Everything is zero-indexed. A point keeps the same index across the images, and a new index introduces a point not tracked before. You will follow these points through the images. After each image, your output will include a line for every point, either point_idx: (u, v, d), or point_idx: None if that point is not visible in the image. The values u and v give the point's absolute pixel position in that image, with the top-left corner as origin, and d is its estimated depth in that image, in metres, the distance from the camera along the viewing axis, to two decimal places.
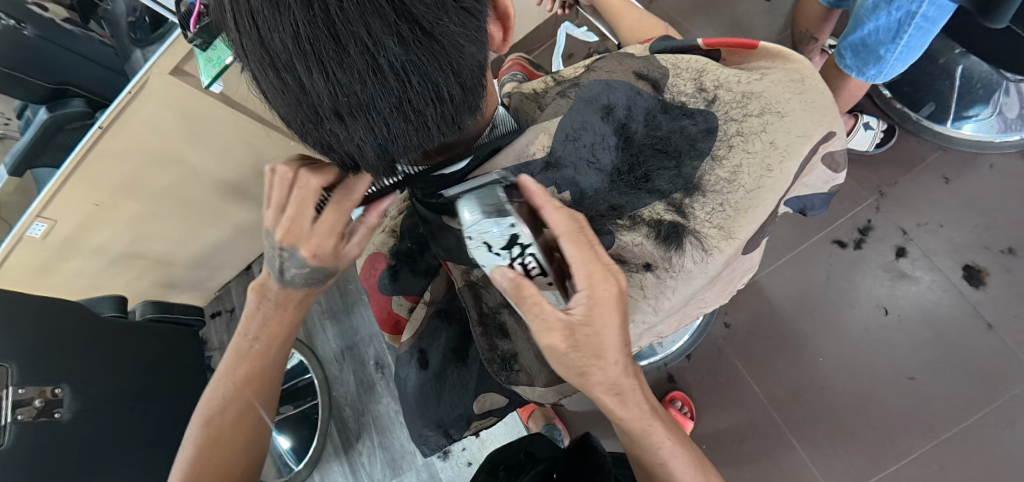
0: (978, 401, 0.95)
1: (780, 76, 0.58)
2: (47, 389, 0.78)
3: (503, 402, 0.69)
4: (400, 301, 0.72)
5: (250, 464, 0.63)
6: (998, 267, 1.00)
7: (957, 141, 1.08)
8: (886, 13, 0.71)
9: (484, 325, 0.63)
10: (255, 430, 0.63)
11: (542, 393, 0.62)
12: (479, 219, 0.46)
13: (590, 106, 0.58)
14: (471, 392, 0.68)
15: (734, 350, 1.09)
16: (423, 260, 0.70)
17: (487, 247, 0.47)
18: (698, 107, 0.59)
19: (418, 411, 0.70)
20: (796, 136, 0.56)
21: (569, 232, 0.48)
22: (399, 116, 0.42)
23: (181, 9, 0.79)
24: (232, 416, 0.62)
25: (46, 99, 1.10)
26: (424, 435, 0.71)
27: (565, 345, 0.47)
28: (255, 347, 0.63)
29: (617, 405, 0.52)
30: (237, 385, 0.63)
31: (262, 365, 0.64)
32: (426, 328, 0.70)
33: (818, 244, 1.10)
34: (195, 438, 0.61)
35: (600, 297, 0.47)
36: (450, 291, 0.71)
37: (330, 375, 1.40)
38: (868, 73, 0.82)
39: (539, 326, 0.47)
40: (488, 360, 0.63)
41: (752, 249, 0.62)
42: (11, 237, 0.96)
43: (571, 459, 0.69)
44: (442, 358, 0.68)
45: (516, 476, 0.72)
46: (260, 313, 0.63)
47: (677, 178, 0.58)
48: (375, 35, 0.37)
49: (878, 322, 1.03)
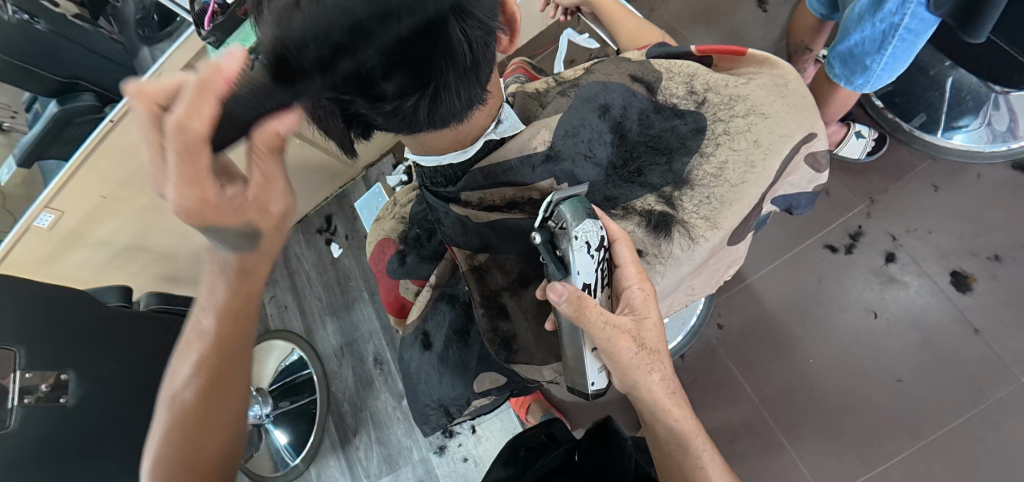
0: (964, 404, 0.97)
1: (766, 81, 0.61)
2: (52, 375, 0.80)
3: (502, 381, 0.72)
4: (408, 285, 0.76)
5: (223, 448, 0.56)
6: (985, 273, 1.03)
7: (947, 151, 1.11)
8: (870, 24, 0.75)
9: (487, 307, 0.65)
10: (227, 413, 0.54)
11: (539, 371, 0.67)
12: (587, 222, 0.51)
13: (588, 104, 0.60)
14: (472, 371, 0.70)
15: (727, 351, 1.12)
16: (429, 245, 0.74)
17: (591, 246, 0.51)
18: (689, 109, 0.62)
19: (420, 390, 0.72)
20: (778, 136, 0.59)
21: (623, 236, 0.57)
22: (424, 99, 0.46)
23: (196, 8, 0.84)
24: (198, 402, 0.52)
25: (56, 92, 1.12)
26: (425, 414, 0.74)
27: (637, 345, 0.54)
28: (208, 326, 0.50)
29: (674, 407, 0.59)
30: (195, 368, 0.51)
31: (223, 344, 0.51)
32: (432, 309, 0.71)
33: (810, 248, 1.13)
34: (163, 425, 0.53)
35: (644, 294, 0.56)
36: (454, 274, 0.72)
37: (330, 370, 1.42)
38: (856, 83, 0.85)
39: (613, 331, 0.52)
40: (489, 341, 0.66)
41: (737, 242, 0.65)
42: (18, 228, 0.99)
43: (592, 442, 0.74)
44: (446, 338, 0.70)
45: (538, 456, 0.75)
46: (210, 282, 0.49)
47: (668, 173, 0.61)
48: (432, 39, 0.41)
49: (867, 326, 1.05)
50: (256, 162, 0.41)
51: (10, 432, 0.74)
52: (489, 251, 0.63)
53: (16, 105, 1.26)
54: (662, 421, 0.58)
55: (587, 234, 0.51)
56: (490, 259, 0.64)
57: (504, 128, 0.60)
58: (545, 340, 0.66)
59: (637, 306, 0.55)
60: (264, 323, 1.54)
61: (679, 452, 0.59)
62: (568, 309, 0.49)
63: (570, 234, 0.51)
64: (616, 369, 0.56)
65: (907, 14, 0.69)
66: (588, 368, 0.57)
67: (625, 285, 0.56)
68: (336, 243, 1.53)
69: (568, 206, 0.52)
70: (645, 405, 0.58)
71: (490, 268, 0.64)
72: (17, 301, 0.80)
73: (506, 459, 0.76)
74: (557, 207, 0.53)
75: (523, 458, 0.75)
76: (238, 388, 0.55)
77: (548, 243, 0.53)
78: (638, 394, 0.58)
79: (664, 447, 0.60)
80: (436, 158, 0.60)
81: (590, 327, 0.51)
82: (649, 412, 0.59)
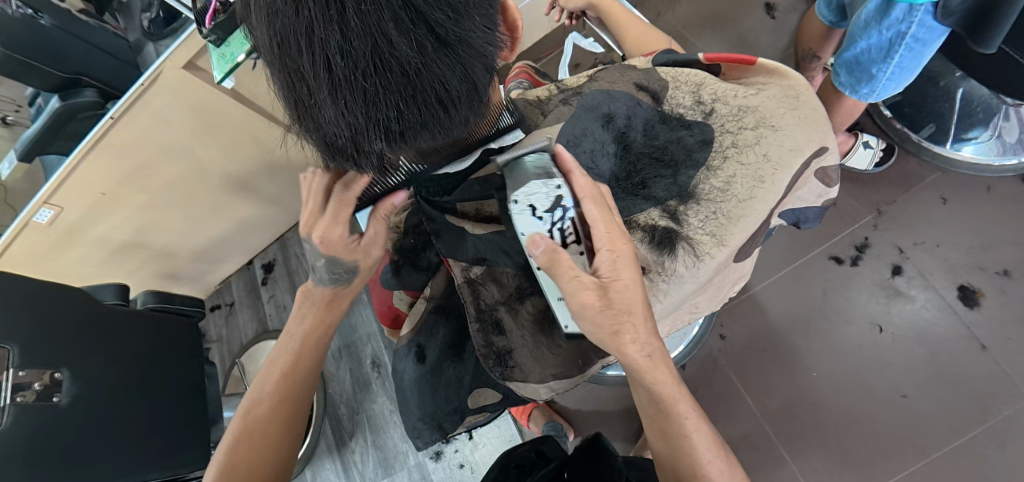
0: (969, 422, 0.95)
1: (776, 91, 0.60)
2: (46, 373, 0.80)
3: (497, 398, 0.71)
4: (401, 295, 0.73)
5: (282, 463, 0.64)
6: (994, 288, 1.01)
7: (957, 163, 1.10)
8: (877, 32, 0.73)
9: (481, 321, 0.63)
10: (290, 428, 0.66)
11: (535, 389, 0.65)
12: (530, 184, 0.52)
13: (590, 114, 0.59)
14: (466, 387, 0.70)
15: (729, 362, 1.10)
16: (424, 256, 0.70)
17: (536, 209, 0.52)
18: (696, 119, 0.61)
19: (413, 404, 0.71)
20: (788, 150, 0.57)
21: (592, 195, 0.52)
22: (391, 102, 0.40)
23: (198, 5, 0.84)
24: (269, 413, 0.65)
25: (58, 87, 1.10)
26: (418, 428, 0.72)
27: (601, 303, 0.51)
28: (292, 345, 0.68)
29: (651, 368, 0.55)
30: (275, 384, 0.66)
31: (298, 362, 0.67)
32: (424, 323, 0.70)
33: (816, 259, 1.11)
34: (233, 441, 0.63)
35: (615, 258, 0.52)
36: (449, 286, 0.70)
37: (327, 372, 1.41)
38: (861, 92, 0.83)
39: (576, 283, 0.51)
40: (484, 357, 0.64)
41: (743, 258, 0.64)
42: (17, 222, 0.98)
43: (581, 456, 0.72)
44: (439, 353, 0.69)
45: (528, 475, 0.75)
46: (302, 311, 0.69)
47: (673, 186, 0.60)
48: (382, 19, 0.36)
49: (872, 340, 1.04)
50: (373, 224, 0.63)
51: (4, 429, 0.72)
52: (484, 264, 0.63)
53: (19, 99, 1.26)
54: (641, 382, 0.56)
55: (531, 197, 0.52)
56: (484, 272, 0.63)
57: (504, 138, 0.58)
58: (541, 355, 0.64)
59: (606, 266, 0.52)
60: (262, 323, 1.53)
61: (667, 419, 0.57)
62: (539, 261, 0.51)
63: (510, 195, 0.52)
64: (590, 327, 0.53)
65: (914, 22, 0.68)
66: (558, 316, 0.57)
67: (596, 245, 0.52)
68: None
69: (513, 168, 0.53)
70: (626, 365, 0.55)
71: (485, 282, 0.63)
72: (9, 298, 0.79)
73: (498, 476, 0.76)
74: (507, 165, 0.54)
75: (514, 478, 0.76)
76: (299, 407, 0.67)
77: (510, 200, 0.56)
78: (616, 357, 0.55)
79: (649, 412, 0.58)
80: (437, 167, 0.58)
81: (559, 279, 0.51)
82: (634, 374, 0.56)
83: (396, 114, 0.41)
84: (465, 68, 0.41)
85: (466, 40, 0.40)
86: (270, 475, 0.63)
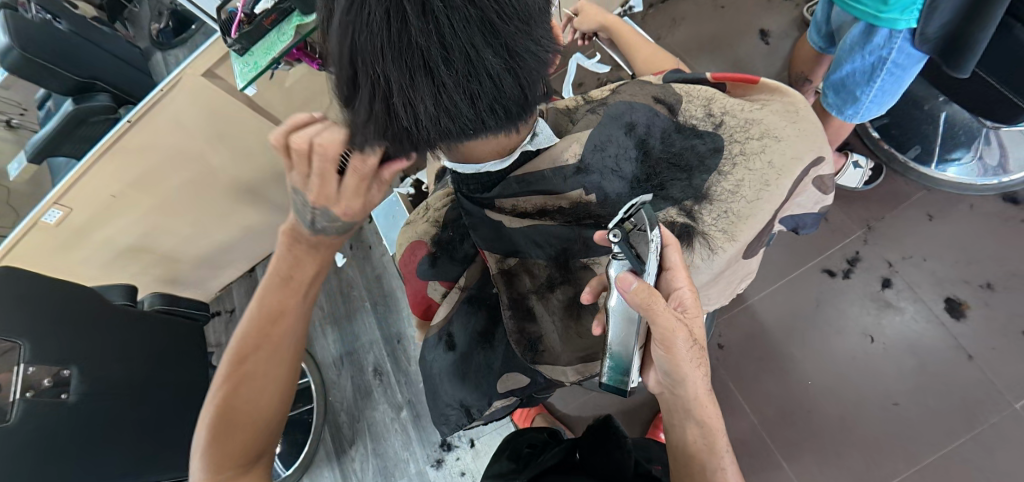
0: (958, 429, 0.99)
1: (778, 107, 0.65)
2: (55, 370, 0.81)
3: (525, 382, 0.73)
4: (436, 285, 0.75)
5: (276, 406, 0.60)
6: (978, 301, 1.06)
7: (942, 183, 1.15)
8: (860, 56, 0.79)
9: (514, 309, 0.68)
10: (286, 369, 0.61)
11: (563, 371, 0.70)
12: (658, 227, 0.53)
13: (614, 122, 0.63)
14: (495, 371, 0.72)
15: (725, 370, 1.14)
16: (461, 248, 0.75)
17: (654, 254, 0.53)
18: (707, 130, 0.65)
19: (441, 391, 0.73)
20: (790, 158, 0.63)
21: (673, 243, 0.57)
22: (379, 36, 0.39)
23: (223, 16, 0.87)
24: (264, 361, 0.60)
25: (73, 90, 1.13)
26: (445, 414, 0.74)
27: (690, 336, 0.55)
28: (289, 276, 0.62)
29: (709, 404, 0.58)
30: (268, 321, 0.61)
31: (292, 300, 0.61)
32: (456, 311, 0.73)
33: (809, 271, 1.16)
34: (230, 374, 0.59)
35: (695, 304, 0.57)
36: (482, 277, 0.74)
37: (329, 379, 1.42)
38: (846, 112, 0.89)
39: (674, 321, 0.53)
40: (515, 342, 0.69)
41: (751, 255, 0.70)
42: (26, 222, 1.00)
43: (592, 439, 0.75)
44: (469, 340, 0.71)
45: (540, 452, 0.76)
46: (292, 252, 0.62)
47: (688, 188, 0.64)
48: (512, 34, 0.42)
49: (864, 350, 1.08)
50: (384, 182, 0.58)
51: (11, 425, 0.74)
52: (518, 257, 0.67)
53: (26, 102, 1.29)
54: (694, 415, 0.58)
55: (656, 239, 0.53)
56: (519, 263, 0.68)
57: (539, 140, 0.60)
58: (570, 341, 0.68)
59: (688, 305, 0.57)
60: None
61: (704, 452, 0.57)
62: (637, 297, 0.51)
63: (647, 236, 0.52)
64: (667, 361, 0.56)
65: (894, 49, 0.74)
66: (632, 367, 0.57)
67: (676, 286, 0.57)
68: (341, 253, 1.55)
69: (647, 211, 0.54)
70: (680, 400, 0.59)
71: (519, 272, 0.68)
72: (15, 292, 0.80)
73: (512, 463, 0.76)
74: (639, 210, 0.54)
75: (526, 455, 0.77)
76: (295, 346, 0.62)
77: (625, 243, 0.53)
78: (682, 390, 0.58)
79: (689, 448, 0.59)
80: (478, 167, 0.60)
81: (658, 317, 0.52)
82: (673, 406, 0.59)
83: (380, 56, 0.40)
84: (464, 35, 0.40)
85: (478, 6, 0.40)
86: (263, 421, 0.59)
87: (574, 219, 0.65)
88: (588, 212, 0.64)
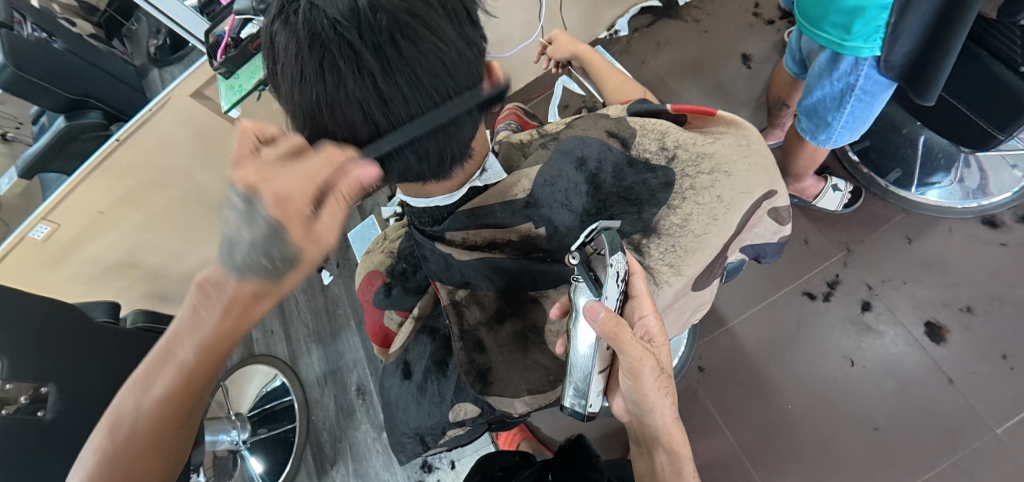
0: (941, 454, 0.98)
1: (730, 141, 0.65)
2: (32, 387, 0.80)
3: (477, 411, 0.70)
4: (392, 315, 0.78)
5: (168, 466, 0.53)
6: (958, 324, 1.06)
7: (922, 206, 1.16)
8: (829, 83, 0.80)
9: (464, 340, 0.66)
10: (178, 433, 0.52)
11: (511, 403, 0.68)
12: (620, 251, 0.55)
13: (565, 157, 0.64)
14: (447, 401, 0.69)
15: (707, 393, 1.13)
16: (414, 278, 0.76)
17: (615, 276, 0.54)
18: (659, 163, 0.66)
19: (397, 418, 0.73)
20: (740, 193, 0.64)
21: (640, 270, 0.59)
22: None
23: (211, 40, 0.88)
24: (138, 432, 0.49)
25: (65, 107, 1.15)
26: (402, 442, 0.73)
27: (656, 365, 0.56)
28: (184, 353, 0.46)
29: (677, 431, 0.58)
30: (158, 395, 0.48)
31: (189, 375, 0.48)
32: (411, 340, 0.73)
33: (789, 294, 1.16)
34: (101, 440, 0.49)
35: (660, 332, 0.58)
36: (436, 307, 0.74)
37: (311, 398, 1.41)
38: (820, 137, 0.90)
39: (639, 349, 0.53)
40: (464, 373, 0.66)
41: (705, 285, 0.71)
42: (12, 238, 0.97)
43: (565, 460, 0.75)
44: (426, 368, 0.71)
45: (512, 475, 0.76)
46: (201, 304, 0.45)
47: (637, 222, 0.66)
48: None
49: (845, 373, 1.07)
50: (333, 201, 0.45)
51: None
52: (468, 286, 0.66)
53: (22, 116, 1.30)
54: (661, 443, 0.58)
55: (618, 263, 0.54)
56: (470, 294, 0.67)
57: (488, 176, 0.65)
58: (519, 372, 0.68)
59: (654, 334, 0.57)
60: (249, 347, 1.54)
61: (670, 477, 0.58)
62: (606, 326, 0.51)
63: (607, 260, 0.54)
64: (634, 391, 0.56)
65: (861, 75, 0.75)
66: (590, 391, 0.57)
67: (643, 314, 0.58)
68: (328, 270, 1.55)
69: (609, 235, 0.56)
70: (646, 427, 0.58)
71: (468, 304, 0.66)
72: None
73: None
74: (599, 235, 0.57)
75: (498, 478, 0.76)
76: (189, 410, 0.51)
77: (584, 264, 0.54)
78: (650, 417, 0.57)
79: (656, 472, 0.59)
80: (428, 201, 0.65)
81: (624, 346, 0.52)
82: (648, 433, 0.59)
83: None
84: None
85: None
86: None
87: (521, 252, 0.67)
88: (535, 245, 0.66)
